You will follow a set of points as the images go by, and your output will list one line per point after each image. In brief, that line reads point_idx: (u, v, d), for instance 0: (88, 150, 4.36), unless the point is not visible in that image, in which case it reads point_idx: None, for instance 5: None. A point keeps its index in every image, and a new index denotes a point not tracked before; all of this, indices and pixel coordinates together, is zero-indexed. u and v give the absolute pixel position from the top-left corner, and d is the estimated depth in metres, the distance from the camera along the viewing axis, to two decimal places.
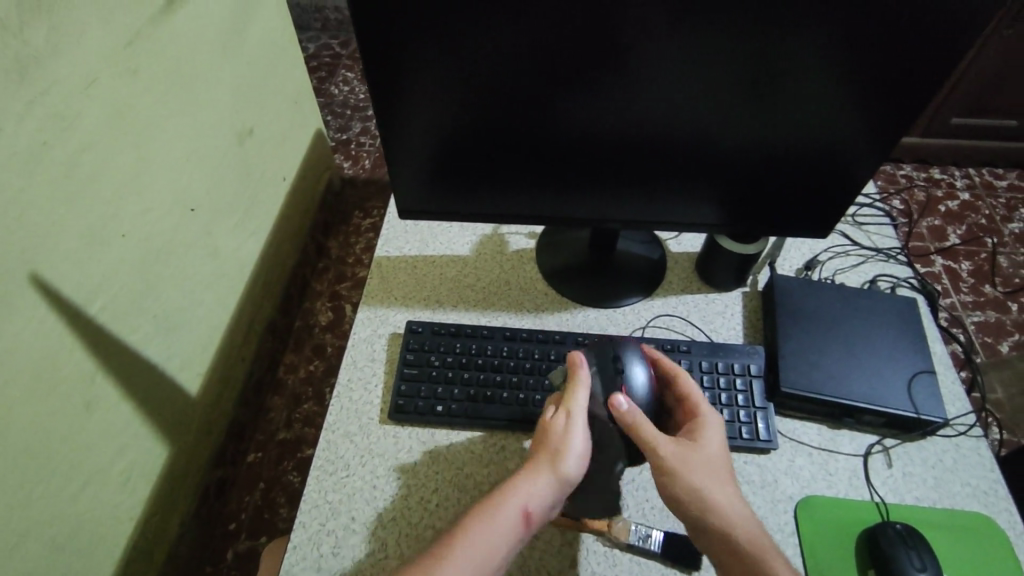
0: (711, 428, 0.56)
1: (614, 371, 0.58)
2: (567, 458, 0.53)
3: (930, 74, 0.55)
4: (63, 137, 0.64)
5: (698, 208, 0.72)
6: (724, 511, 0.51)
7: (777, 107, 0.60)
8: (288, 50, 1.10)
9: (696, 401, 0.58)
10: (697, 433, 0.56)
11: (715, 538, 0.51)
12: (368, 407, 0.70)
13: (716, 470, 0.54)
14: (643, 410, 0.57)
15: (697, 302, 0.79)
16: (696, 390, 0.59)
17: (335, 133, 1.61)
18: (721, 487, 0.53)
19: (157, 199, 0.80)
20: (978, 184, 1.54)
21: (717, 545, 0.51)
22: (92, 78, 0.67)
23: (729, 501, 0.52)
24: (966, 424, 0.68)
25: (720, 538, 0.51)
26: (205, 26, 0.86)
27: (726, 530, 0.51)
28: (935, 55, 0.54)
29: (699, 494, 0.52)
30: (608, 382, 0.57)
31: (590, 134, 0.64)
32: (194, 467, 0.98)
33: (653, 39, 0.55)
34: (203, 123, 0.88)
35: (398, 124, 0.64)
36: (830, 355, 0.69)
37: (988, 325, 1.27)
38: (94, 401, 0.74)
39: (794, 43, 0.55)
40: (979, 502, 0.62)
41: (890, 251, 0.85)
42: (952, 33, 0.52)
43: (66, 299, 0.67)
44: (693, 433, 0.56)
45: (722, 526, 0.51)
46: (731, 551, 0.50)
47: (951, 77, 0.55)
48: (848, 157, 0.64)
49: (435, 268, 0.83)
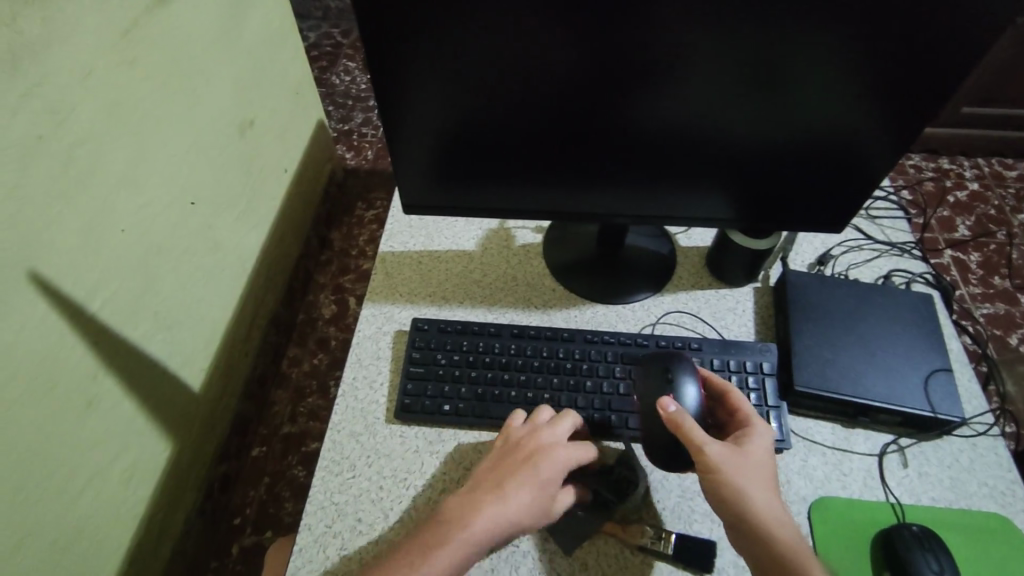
0: (760, 437, 0.55)
1: (665, 381, 0.58)
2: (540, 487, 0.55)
3: (949, 66, 0.53)
4: (60, 131, 0.63)
5: (707, 204, 0.70)
6: (765, 514, 0.51)
7: (790, 100, 0.59)
8: (288, 40, 1.08)
9: (746, 410, 0.58)
10: (744, 439, 0.55)
11: (751, 541, 0.50)
12: (374, 406, 0.69)
13: (760, 476, 0.53)
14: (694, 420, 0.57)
15: (708, 298, 0.78)
16: (747, 405, 0.59)
17: (336, 123, 1.59)
18: (764, 493, 0.52)
19: (156, 193, 0.79)
20: (988, 174, 1.52)
21: (755, 549, 0.50)
22: (88, 70, 0.65)
23: (771, 506, 0.51)
24: (984, 424, 0.66)
25: (757, 541, 0.50)
26: (203, 16, 0.84)
27: (764, 533, 0.50)
28: (955, 46, 0.52)
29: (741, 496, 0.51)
30: (657, 390, 0.58)
31: (599, 127, 0.62)
32: (197, 462, 0.97)
33: (664, 30, 0.53)
34: (203, 116, 0.87)
35: (401, 118, 0.62)
36: (844, 352, 0.68)
37: (998, 317, 1.25)
38: (96, 398, 0.73)
39: (809, 34, 0.53)
40: (996, 503, 0.62)
41: (904, 245, 0.84)
42: (974, 23, 0.50)
43: (65, 296, 0.66)
44: (741, 439, 0.55)
45: (760, 529, 0.50)
46: (767, 555, 0.49)
47: (971, 70, 0.53)
48: (862, 151, 0.62)
49: (440, 263, 0.81)
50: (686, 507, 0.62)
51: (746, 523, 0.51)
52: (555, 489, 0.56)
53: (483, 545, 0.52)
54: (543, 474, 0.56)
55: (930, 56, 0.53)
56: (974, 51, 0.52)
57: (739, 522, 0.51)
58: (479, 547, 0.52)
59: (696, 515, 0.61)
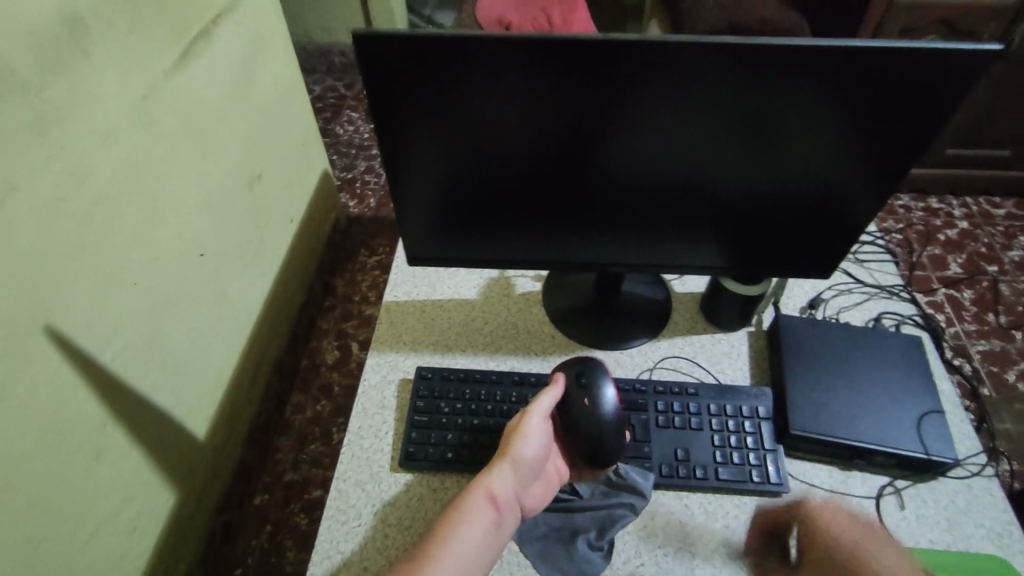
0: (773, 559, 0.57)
1: (581, 387, 0.62)
2: (523, 442, 0.56)
3: (936, 97, 0.55)
4: (79, 192, 0.66)
5: (701, 252, 0.73)
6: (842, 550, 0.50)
7: (775, 152, 0.62)
8: (297, 96, 1.13)
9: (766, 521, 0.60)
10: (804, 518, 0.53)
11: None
12: (379, 454, 0.70)
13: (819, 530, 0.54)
14: (610, 418, 0.61)
15: (704, 342, 0.80)
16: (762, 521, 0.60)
17: (340, 172, 1.64)
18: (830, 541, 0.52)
19: (166, 246, 0.81)
20: (976, 213, 1.56)
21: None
22: (107, 134, 0.69)
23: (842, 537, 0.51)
24: (978, 464, 0.68)
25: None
26: (217, 76, 0.89)
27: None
28: (939, 83, 0.54)
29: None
30: (577, 391, 0.61)
31: (594, 181, 0.65)
32: (199, 512, 0.97)
33: (653, 91, 0.57)
34: (214, 170, 0.91)
35: (406, 174, 0.65)
36: (838, 396, 0.69)
37: (994, 354, 1.26)
38: (103, 450, 0.74)
39: (786, 94, 0.57)
40: (993, 545, 0.62)
41: (893, 288, 0.87)
42: (950, 67, 0.53)
43: (79, 349, 0.68)
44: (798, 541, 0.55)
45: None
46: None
47: (950, 110, 0.56)
48: (848, 196, 0.65)
49: (442, 312, 0.84)
50: (686, 554, 0.62)
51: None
52: (539, 438, 0.57)
53: (486, 502, 0.51)
54: (524, 429, 0.57)
55: (916, 88, 0.55)
56: (951, 96, 0.55)
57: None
58: (479, 506, 0.50)
59: (698, 561, 0.61)
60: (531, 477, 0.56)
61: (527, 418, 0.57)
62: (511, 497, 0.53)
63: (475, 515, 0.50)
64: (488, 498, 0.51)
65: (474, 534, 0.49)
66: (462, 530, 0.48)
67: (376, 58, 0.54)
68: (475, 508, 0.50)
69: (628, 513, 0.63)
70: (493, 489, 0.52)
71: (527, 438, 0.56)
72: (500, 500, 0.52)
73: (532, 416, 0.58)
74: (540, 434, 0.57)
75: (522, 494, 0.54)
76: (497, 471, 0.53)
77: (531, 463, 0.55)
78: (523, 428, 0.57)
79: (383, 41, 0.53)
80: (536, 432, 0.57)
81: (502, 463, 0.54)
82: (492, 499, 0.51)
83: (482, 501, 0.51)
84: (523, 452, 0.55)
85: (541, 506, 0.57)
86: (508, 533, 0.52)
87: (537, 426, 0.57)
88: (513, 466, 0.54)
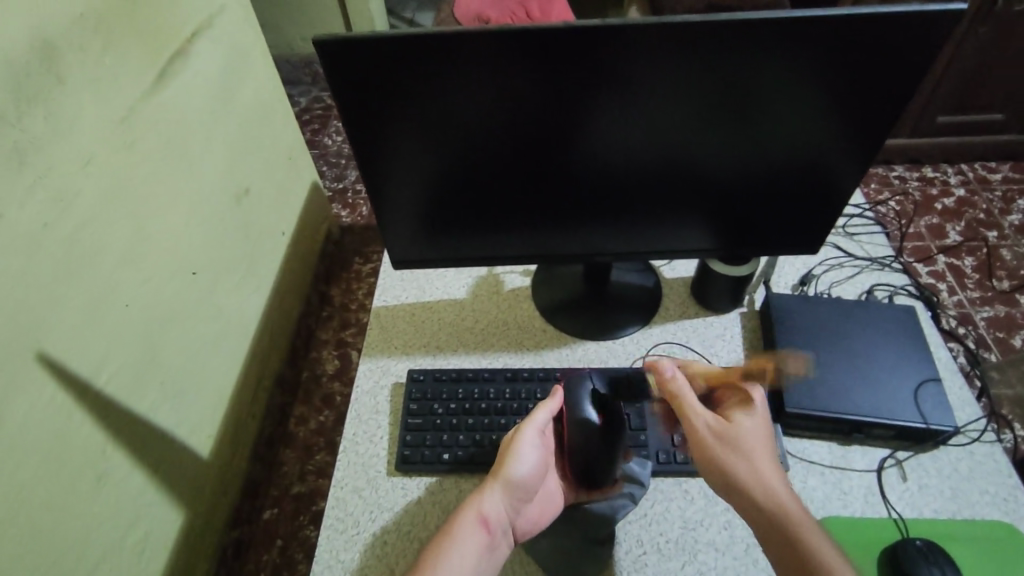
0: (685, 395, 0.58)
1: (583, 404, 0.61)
2: (516, 462, 0.55)
3: (914, 64, 0.55)
4: (62, 217, 0.66)
5: (687, 236, 0.73)
6: (764, 486, 0.49)
7: (756, 129, 0.61)
8: (279, 108, 1.13)
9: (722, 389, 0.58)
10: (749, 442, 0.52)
11: (762, 537, 0.47)
12: (375, 460, 0.69)
13: (750, 449, 0.51)
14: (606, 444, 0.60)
15: (696, 327, 0.80)
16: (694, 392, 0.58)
17: (331, 182, 1.64)
18: (767, 467, 0.50)
19: (156, 267, 0.82)
20: (973, 179, 1.55)
21: (778, 546, 0.45)
22: (88, 157, 0.69)
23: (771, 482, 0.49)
24: (978, 430, 0.68)
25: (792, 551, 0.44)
26: (196, 93, 0.89)
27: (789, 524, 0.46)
28: (915, 49, 0.54)
29: (771, 528, 0.46)
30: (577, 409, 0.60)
31: (574, 172, 0.65)
32: (208, 529, 0.97)
33: (626, 76, 0.56)
34: (199, 188, 0.91)
35: (384, 176, 0.65)
36: (833, 372, 0.70)
37: (999, 320, 1.24)
38: (105, 474, 0.74)
39: (762, 70, 0.56)
40: (999, 510, 0.63)
41: (884, 260, 0.87)
42: (922, 35, 0.52)
43: (73, 374, 0.68)
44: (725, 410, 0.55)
45: (797, 525, 0.46)
46: (787, 552, 0.45)
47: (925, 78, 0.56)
48: (831, 170, 0.65)
49: (433, 313, 0.83)
50: (688, 539, 0.64)
51: (763, 516, 0.47)
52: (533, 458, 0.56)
53: (476, 527, 0.51)
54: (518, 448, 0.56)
55: (893, 55, 0.54)
56: (929, 61, 0.54)
57: (756, 517, 0.48)
58: (467, 531, 0.51)
59: (700, 545, 0.63)
60: (526, 494, 0.56)
61: (521, 435, 0.57)
62: (503, 518, 0.53)
63: (465, 540, 0.50)
64: (478, 522, 0.51)
65: (463, 558, 0.49)
66: (451, 555, 0.49)
67: (342, 60, 0.54)
68: (465, 533, 0.51)
69: (628, 502, 0.62)
70: (483, 511, 0.52)
71: (520, 455, 0.56)
72: (491, 522, 0.52)
73: (524, 432, 0.57)
74: (534, 450, 0.57)
75: (515, 512, 0.55)
76: (488, 493, 0.53)
77: (523, 481, 0.55)
78: (515, 446, 0.57)
79: (349, 44, 0.52)
80: (530, 449, 0.57)
81: (494, 484, 0.54)
82: (481, 523, 0.51)
83: (471, 525, 0.51)
84: (517, 472, 0.55)
85: (540, 521, 0.58)
86: (500, 552, 0.53)
87: (530, 443, 0.57)
88: (504, 487, 0.54)
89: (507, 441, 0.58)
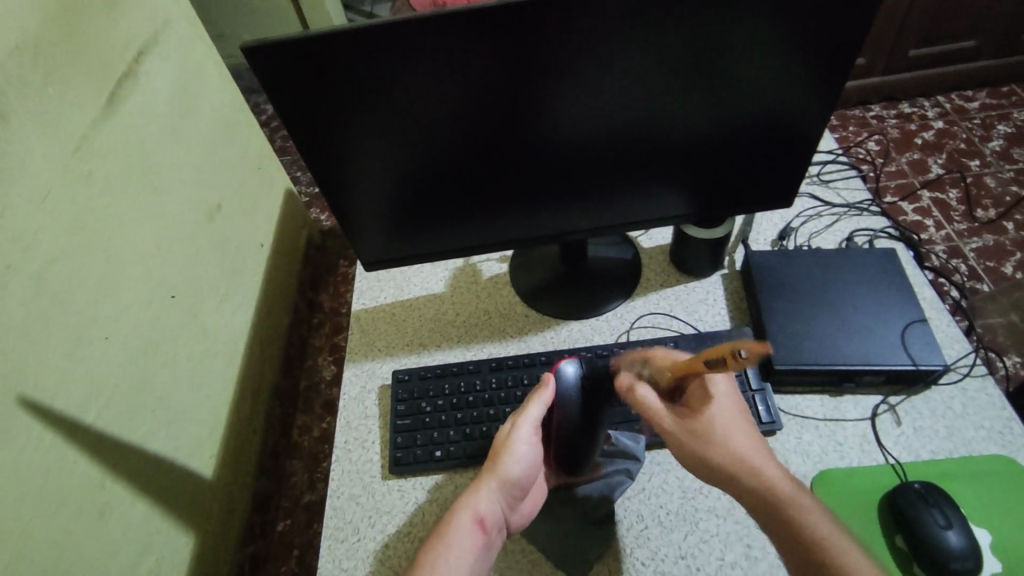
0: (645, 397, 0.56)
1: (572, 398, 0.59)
2: (511, 461, 0.56)
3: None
4: (27, 257, 0.65)
5: (660, 202, 0.72)
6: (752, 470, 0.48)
7: (714, 87, 0.60)
8: (242, 118, 1.11)
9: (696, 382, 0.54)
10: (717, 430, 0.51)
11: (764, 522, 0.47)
12: (369, 465, 0.69)
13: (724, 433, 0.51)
14: (590, 437, 0.60)
15: (678, 294, 0.79)
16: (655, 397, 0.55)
17: (305, 187, 1.62)
18: (748, 450, 0.50)
19: (132, 295, 0.80)
20: (951, 109, 1.53)
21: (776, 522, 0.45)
22: (46, 191, 0.68)
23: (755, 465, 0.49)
24: (968, 365, 0.68)
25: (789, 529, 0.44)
26: (150, 114, 0.87)
27: (786, 503, 0.46)
28: None
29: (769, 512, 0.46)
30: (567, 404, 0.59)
31: (537, 151, 0.64)
32: (222, 548, 0.97)
33: (578, 48, 0.55)
34: (167, 209, 0.89)
35: (341, 179, 0.63)
36: (818, 324, 0.69)
37: (988, 249, 1.24)
38: (107, 508, 0.73)
39: (715, 25, 0.55)
40: (996, 443, 0.63)
41: (861, 204, 0.86)
42: None
43: (59, 414, 0.67)
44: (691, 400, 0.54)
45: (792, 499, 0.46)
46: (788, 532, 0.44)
47: None
48: (797, 118, 0.64)
49: (414, 310, 0.83)
50: (689, 507, 0.64)
51: (758, 497, 0.47)
52: (527, 456, 0.57)
53: (470, 526, 0.52)
54: (513, 446, 0.57)
55: None
56: None
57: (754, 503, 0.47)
58: (463, 530, 0.51)
59: (701, 513, 0.63)
60: (520, 491, 0.57)
61: (516, 432, 0.57)
62: (497, 516, 0.54)
63: (461, 540, 0.51)
64: (472, 522, 0.52)
65: (461, 557, 0.50)
66: (447, 554, 0.49)
67: (280, 63, 0.52)
68: (461, 531, 0.51)
69: (625, 478, 0.65)
70: (479, 510, 0.53)
71: (516, 454, 0.56)
72: (486, 521, 0.53)
73: (521, 429, 0.57)
74: (529, 448, 0.57)
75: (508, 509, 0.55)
76: (484, 492, 0.54)
77: (518, 479, 0.56)
78: (512, 444, 0.57)
79: (286, 46, 0.51)
80: (524, 447, 0.57)
81: (490, 482, 0.55)
82: (476, 523, 0.52)
83: (468, 525, 0.52)
84: (511, 470, 0.55)
85: (528, 516, 0.59)
86: (493, 549, 0.54)
87: (525, 441, 0.57)
88: (500, 485, 0.55)
89: (500, 437, 0.59)
